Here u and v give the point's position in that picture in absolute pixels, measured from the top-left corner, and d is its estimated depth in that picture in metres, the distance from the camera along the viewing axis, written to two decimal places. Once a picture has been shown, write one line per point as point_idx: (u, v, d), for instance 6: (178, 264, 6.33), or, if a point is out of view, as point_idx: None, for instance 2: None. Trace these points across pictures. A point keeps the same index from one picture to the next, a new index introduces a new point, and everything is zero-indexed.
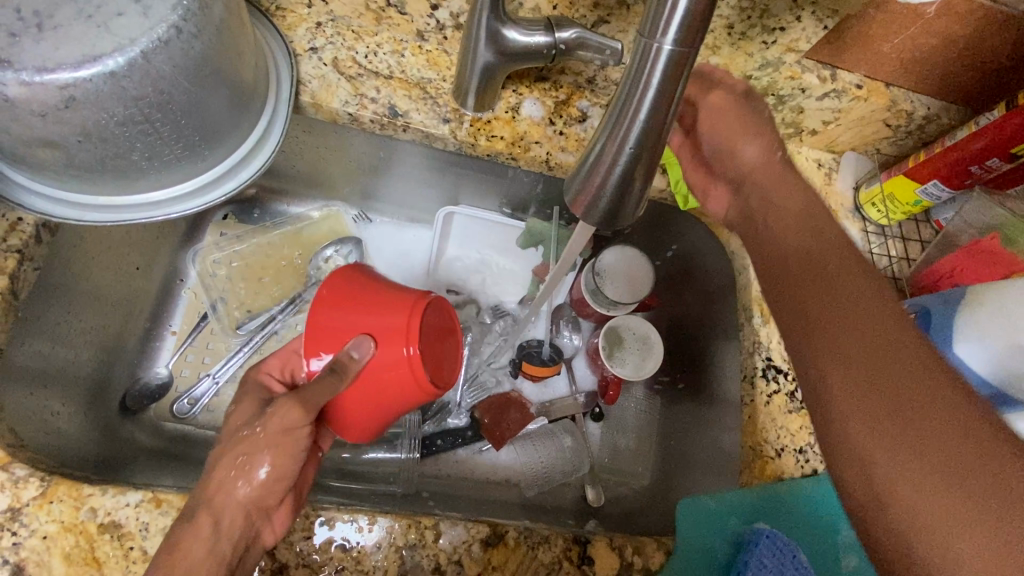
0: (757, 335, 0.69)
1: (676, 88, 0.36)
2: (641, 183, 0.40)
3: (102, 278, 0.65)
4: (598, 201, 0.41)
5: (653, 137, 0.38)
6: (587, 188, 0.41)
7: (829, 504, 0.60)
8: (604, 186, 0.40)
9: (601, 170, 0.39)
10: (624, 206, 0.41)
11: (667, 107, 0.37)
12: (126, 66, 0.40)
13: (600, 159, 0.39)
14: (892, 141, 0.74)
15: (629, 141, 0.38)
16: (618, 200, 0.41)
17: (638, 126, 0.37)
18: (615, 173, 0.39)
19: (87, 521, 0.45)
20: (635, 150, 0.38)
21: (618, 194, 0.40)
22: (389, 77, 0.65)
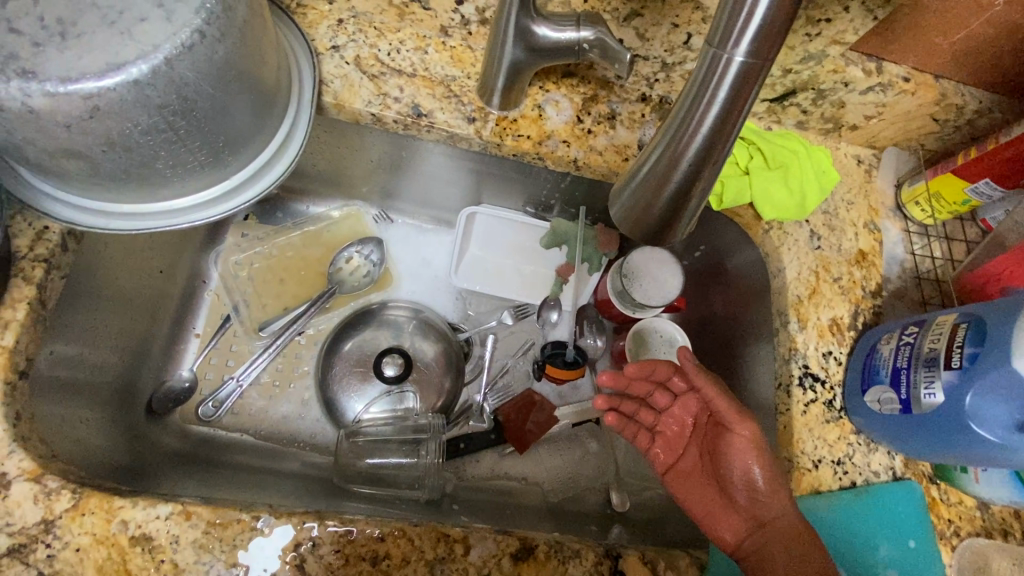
0: (793, 342, 0.64)
1: (741, 103, 0.35)
2: (695, 201, 0.40)
3: (127, 282, 0.65)
4: (648, 215, 0.41)
5: (713, 155, 0.37)
6: (638, 204, 0.41)
7: (868, 520, 0.58)
8: (655, 201, 0.40)
9: (655, 182, 0.39)
10: (676, 222, 0.41)
11: (730, 125, 0.36)
12: (150, 74, 0.39)
13: (655, 175, 0.39)
14: (938, 137, 0.70)
15: (687, 155, 0.37)
16: (668, 216, 0.40)
17: (698, 144, 0.36)
18: (669, 191, 0.39)
19: (119, 534, 0.44)
20: (690, 170, 0.37)
21: (670, 211, 0.40)
22: (412, 75, 0.63)
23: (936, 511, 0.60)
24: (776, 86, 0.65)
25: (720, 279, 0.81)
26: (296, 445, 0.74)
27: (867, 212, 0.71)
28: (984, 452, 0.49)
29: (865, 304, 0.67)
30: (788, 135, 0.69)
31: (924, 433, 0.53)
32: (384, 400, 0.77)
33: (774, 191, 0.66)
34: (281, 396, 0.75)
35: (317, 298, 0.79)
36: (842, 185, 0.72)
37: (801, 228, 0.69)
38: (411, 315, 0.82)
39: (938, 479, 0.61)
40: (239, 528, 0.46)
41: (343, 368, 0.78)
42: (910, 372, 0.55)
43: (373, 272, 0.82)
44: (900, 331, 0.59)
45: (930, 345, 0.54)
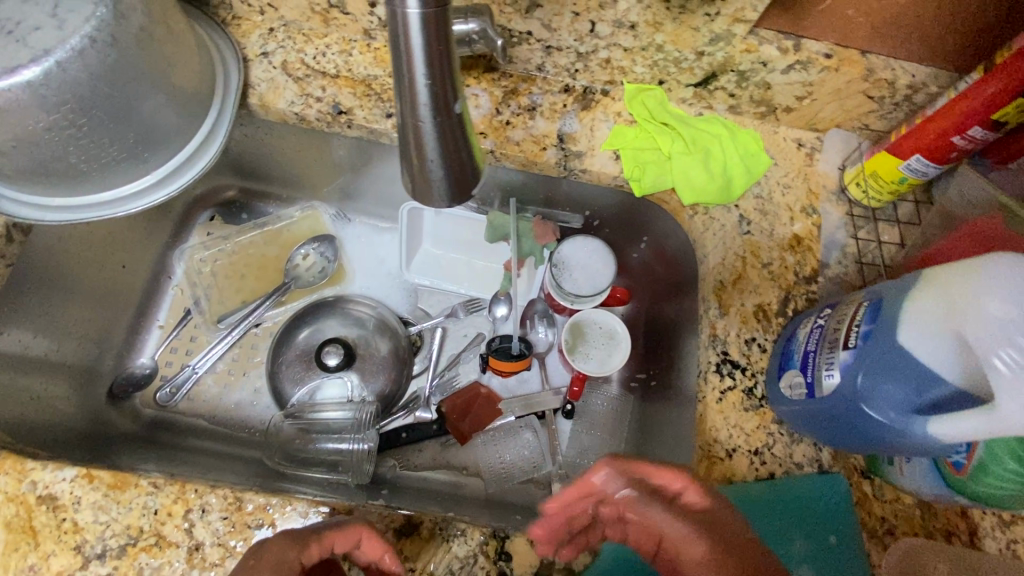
0: (714, 328, 0.62)
1: (444, 49, 0.32)
2: (464, 158, 0.36)
3: (86, 276, 0.72)
4: (429, 186, 0.37)
5: (444, 104, 0.34)
6: (413, 173, 0.37)
7: (784, 514, 0.55)
8: (425, 170, 0.36)
9: (416, 150, 0.35)
10: (458, 187, 0.37)
11: (443, 71, 0.33)
12: (42, 76, 0.44)
13: (410, 138, 0.35)
14: (879, 115, 0.67)
15: (420, 114, 0.34)
16: (446, 180, 0.37)
17: (423, 93, 0.33)
18: (430, 152, 0.35)
19: (28, 493, 0.48)
20: (433, 121, 0.34)
21: (444, 175, 0.36)
22: (335, 76, 0.67)
23: (866, 508, 0.56)
24: (695, 70, 0.65)
25: (666, 269, 0.79)
26: (248, 430, 0.78)
27: (805, 196, 0.69)
28: (882, 436, 0.46)
29: (797, 290, 0.64)
30: (714, 120, 0.69)
31: (829, 418, 0.50)
32: (329, 386, 0.81)
33: (694, 175, 0.65)
34: (235, 383, 0.80)
35: (272, 292, 0.84)
36: (778, 168, 0.70)
37: (730, 213, 0.67)
38: (367, 310, 0.86)
39: (871, 473, 0.58)
40: (136, 492, 0.49)
41: (293, 356, 0.82)
42: (816, 355, 0.52)
43: (327, 268, 0.87)
44: (816, 315, 0.56)
45: (835, 328, 0.51)
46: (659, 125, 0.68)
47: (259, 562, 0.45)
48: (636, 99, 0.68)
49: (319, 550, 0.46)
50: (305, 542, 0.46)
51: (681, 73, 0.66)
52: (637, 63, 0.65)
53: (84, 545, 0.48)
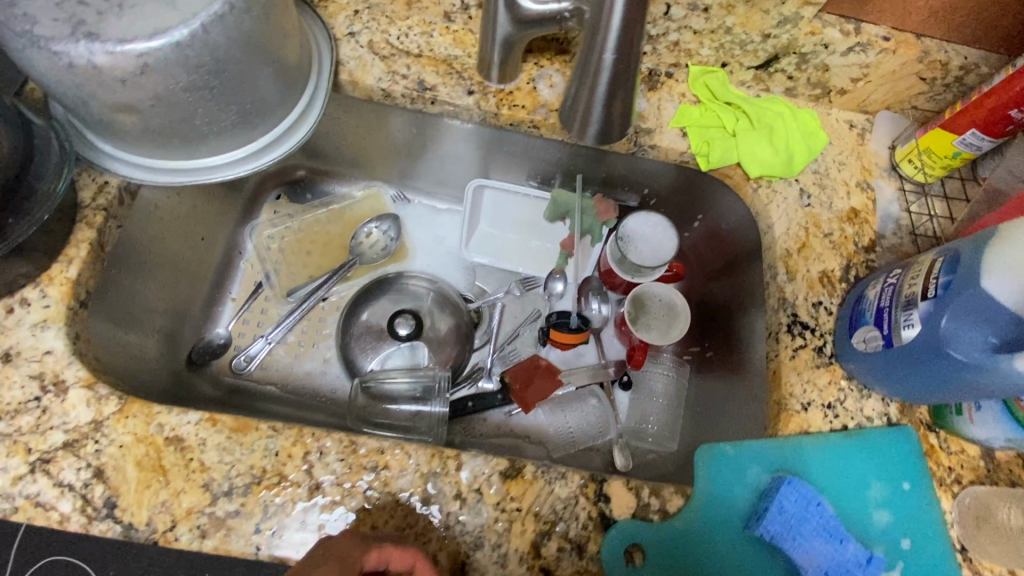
0: (783, 291, 0.66)
1: (635, 22, 0.52)
2: (631, 48, 0.54)
3: (173, 246, 0.75)
4: (588, 126, 0.63)
5: (619, 62, 0.55)
6: (580, 114, 0.63)
7: (862, 461, 0.58)
8: (589, 111, 0.61)
9: (586, 98, 0.61)
10: (629, 35, 0.53)
11: (627, 44, 0.54)
12: (189, 37, 0.47)
13: (589, 88, 0.59)
14: (929, 96, 0.72)
15: (606, 53, 0.54)
16: (601, 122, 0.62)
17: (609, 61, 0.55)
18: (596, 106, 0.61)
19: (155, 434, 0.51)
20: (614, 55, 0.54)
21: (600, 118, 0.62)
22: (418, 55, 0.70)
23: (934, 458, 0.60)
24: (758, 52, 0.69)
25: (720, 245, 0.83)
26: (318, 397, 0.81)
27: (859, 172, 0.73)
28: (962, 377, 0.50)
29: (857, 258, 0.68)
30: (774, 101, 0.73)
31: (908, 365, 0.54)
32: (397, 355, 0.84)
33: (760, 150, 0.70)
34: (305, 354, 0.82)
35: (338, 268, 0.87)
36: (833, 146, 0.74)
37: (791, 187, 0.71)
38: (427, 285, 0.89)
39: (937, 426, 0.61)
40: (256, 435, 0.52)
41: (361, 328, 0.84)
42: (891, 310, 0.56)
43: (390, 246, 0.89)
44: (885, 276, 0.60)
45: (910, 286, 0.55)
46: (723, 104, 0.72)
47: (322, 556, 0.47)
48: (700, 81, 0.72)
49: (377, 558, 0.47)
50: (367, 546, 0.47)
51: (745, 55, 0.70)
52: (705, 45, 0.69)
53: (211, 483, 0.50)
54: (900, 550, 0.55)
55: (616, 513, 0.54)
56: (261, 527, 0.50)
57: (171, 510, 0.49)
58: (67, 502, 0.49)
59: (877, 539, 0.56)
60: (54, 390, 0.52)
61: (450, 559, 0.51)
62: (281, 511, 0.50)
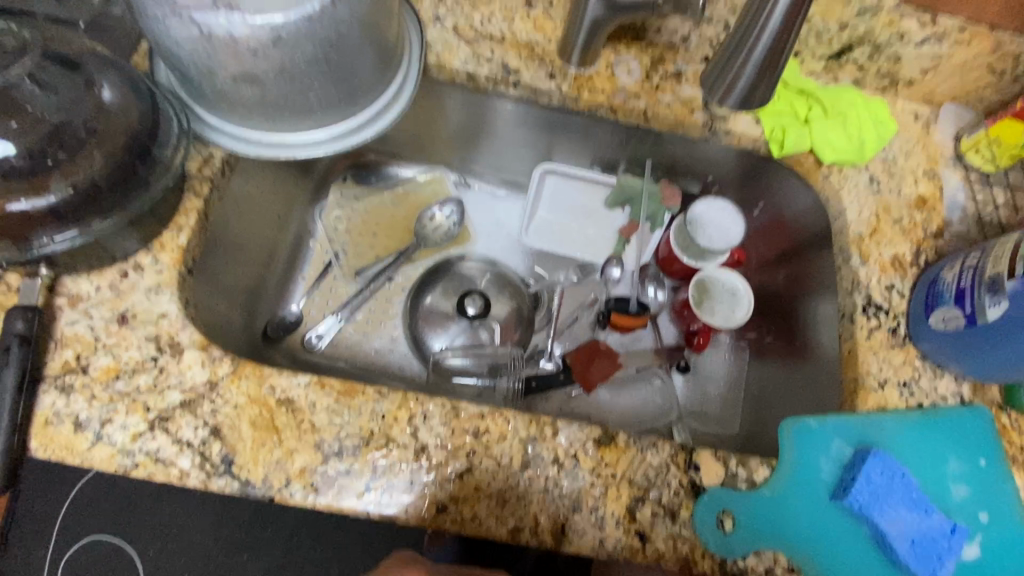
0: (857, 274, 0.67)
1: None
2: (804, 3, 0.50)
3: (255, 222, 0.77)
4: (730, 91, 0.59)
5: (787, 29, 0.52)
6: (726, 81, 0.59)
7: (939, 436, 0.60)
8: (740, 73, 0.57)
9: (739, 61, 0.57)
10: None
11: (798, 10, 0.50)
12: (320, 11, 0.49)
13: (741, 53, 0.56)
14: (995, 89, 0.74)
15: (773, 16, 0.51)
16: (745, 93, 0.59)
17: (774, 23, 0.52)
18: (748, 73, 0.57)
19: (268, 396, 0.53)
20: (780, 23, 0.51)
21: (747, 86, 0.58)
22: (502, 40, 0.72)
23: (1007, 437, 0.62)
24: (833, 42, 0.71)
25: (781, 233, 0.85)
26: (387, 374, 0.83)
27: (925, 162, 0.75)
28: None
29: (926, 244, 0.70)
30: (845, 90, 0.75)
31: (991, 343, 0.56)
32: (462, 334, 0.85)
33: (834, 135, 0.71)
34: (374, 331, 0.85)
35: (404, 250, 0.89)
36: (900, 136, 0.76)
37: (861, 174, 0.73)
38: (485, 269, 0.91)
39: (1008, 407, 0.63)
40: (364, 399, 0.54)
41: (427, 309, 0.86)
42: (974, 290, 0.58)
43: (453, 229, 0.91)
44: (963, 258, 0.62)
45: (993, 267, 0.57)
46: (795, 92, 0.74)
47: None
48: None
49: None
50: None
51: (819, 45, 0.72)
52: None
53: (322, 443, 0.52)
54: (979, 523, 0.57)
55: (706, 482, 0.55)
56: (370, 487, 0.51)
57: (285, 468, 0.51)
58: (186, 459, 0.50)
59: (957, 511, 0.57)
60: (169, 351, 0.53)
61: (551, 522, 0.52)
62: (389, 472, 0.52)
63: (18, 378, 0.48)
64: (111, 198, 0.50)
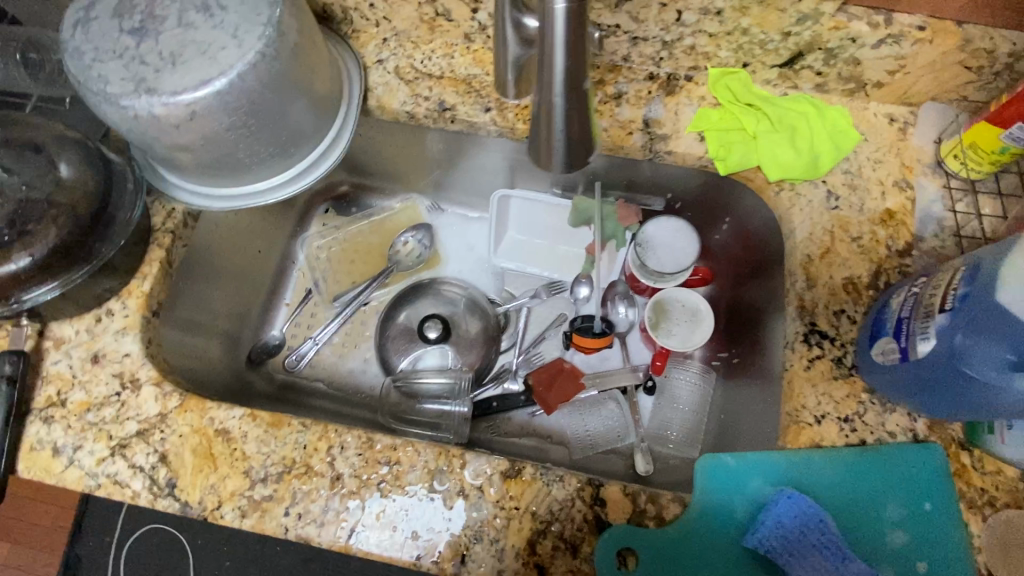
0: (801, 300, 0.64)
1: (577, 61, 0.41)
2: (581, 81, 0.42)
3: (235, 258, 0.85)
4: (552, 152, 0.47)
5: (575, 85, 0.42)
6: (542, 140, 0.46)
7: (877, 476, 0.56)
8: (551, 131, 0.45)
9: (545, 123, 0.45)
10: (574, 71, 0.41)
11: (575, 72, 0.41)
12: (228, 85, 0.54)
13: (543, 109, 0.44)
14: (979, 85, 0.66)
15: (556, 90, 0.42)
16: (567, 149, 0.46)
17: (560, 75, 0.42)
18: (557, 125, 0.45)
19: (208, 426, 0.60)
20: (565, 98, 0.43)
21: (568, 152, 0.46)
22: (440, 77, 0.75)
23: (965, 479, 0.56)
24: (780, 51, 0.67)
25: (748, 249, 0.81)
26: (360, 394, 0.88)
27: (898, 171, 0.68)
28: (982, 393, 0.48)
29: (889, 264, 0.64)
30: (800, 99, 0.70)
31: (927, 379, 0.51)
32: (430, 356, 0.89)
33: (780, 151, 0.68)
34: (349, 354, 0.90)
35: (377, 276, 0.94)
36: (870, 144, 0.70)
37: (817, 189, 0.68)
38: (462, 291, 0.94)
39: (971, 445, 0.57)
40: (289, 430, 0.60)
41: (396, 331, 0.91)
42: (910, 321, 0.53)
43: (424, 254, 0.96)
44: (909, 285, 0.57)
45: (931, 296, 0.52)
46: (744, 106, 0.71)
47: None
48: (720, 83, 0.71)
49: None
50: None
51: (766, 55, 0.68)
52: (722, 48, 0.68)
53: (251, 470, 0.58)
54: (915, 572, 0.53)
55: (611, 517, 0.56)
56: (289, 512, 0.57)
57: (218, 491, 0.58)
58: (138, 481, 0.58)
59: (889, 560, 0.54)
60: (130, 387, 0.62)
61: (451, 550, 0.55)
62: (307, 498, 0.57)
63: (7, 413, 0.58)
64: (80, 253, 0.59)
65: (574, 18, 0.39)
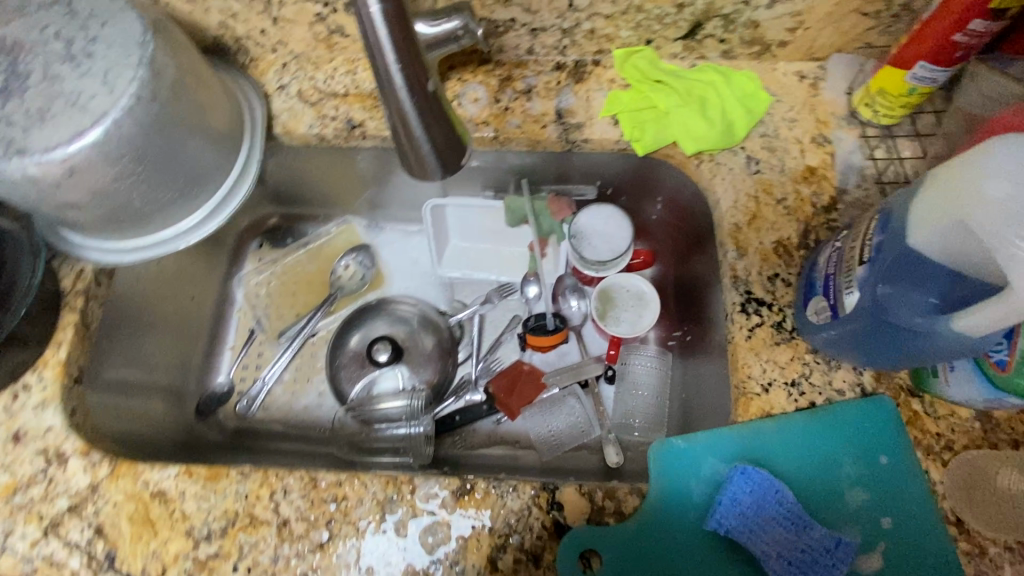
0: (734, 270, 0.63)
1: (411, 59, 0.39)
2: (424, 80, 0.40)
3: (166, 309, 0.81)
4: (422, 161, 0.44)
5: (418, 85, 0.40)
6: (408, 150, 0.43)
7: (830, 438, 0.55)
8: (414, 136, 0.42)
9: (402, 127, 0.42)
10: (413, 69, 0.39)
11: (412, 71, 0.40)
12: (104, 135, 0.51)
13: (398, 117, 0.42)
14: (879, 31, 0.66)
15: (402, 93, 0.40)
16: (435, 152, 0.43)
17: (399, 78, 0.39)
18: (417, 127, 0.42)
19: (142, 490, 0.57)
20: (412, 100, 0.40)
21: (438, 157, 0.43)
22: (345, 95, 0.73)
23: (919, 426, 0.55)
24: (679, 24, 0.66)
25: (684, 224, 0.80)
26: (319, 429, 0.85)
27: (814, 127, 0.68)
28: (911, 339, 0.47)
29: (816, 221, 0.64)
30: (707, 69, 0.70)
31: (854, 333, 0.51)
32: (386, 380, 0.87)
33: (692, 125, 0.68)
34: (302, 389, 0.88)
35: (321, 304, 0.91)
36: (783, 104, 0.69)
37: (736, 156, 0.67)
38: (416, 308, 0.91)
39: (920, 391, 0.56)
40: (227, 481, 0.57)
41: (347, 359, 0.89)
42: (835, 276, 0.52)
43: (367, 274, 0.93)
44: (832, 240, 0.56)
45: (850, 248, 0.51)
46: (653, 83, 0.70)
47: None
48: (626, 63, 0.70)
49: None
50: None
51: (666, 29, 0.67)
52: (621, 28, 0.67)
53: (193, 529, 0.56)
54: (880, 530, 0.52)
55: (570, 520, 0.54)
56: (238, 567, 0.54)
57: (161, 556, 0.55)
58: (75, 559, 0.55)
59: (853, 521, 0.52)
60: (56, 461, 0.59)
61: None
62: (255, 549, 0.55)
63: None
64: None
65: (393, 17, 0.38)
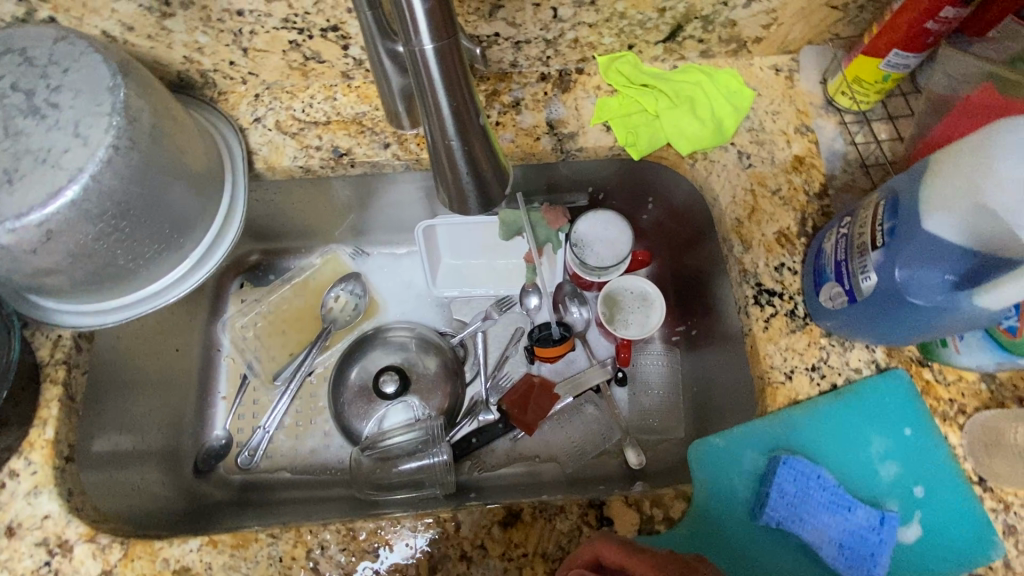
0: (742, 263, 0.64)
1: (460, 95, 0.41)
2: (470, 112, 0.42)
3: (149, 366, 0.76)
4: (463, 191, 0.45)
5: (466, 122, 0.42)
6: (447, 179, 0.45)
7: (857, 419, 0.57)
8: (456, 168, 0.44)
9: (444, 156, 0.44)
10: (460, 104, 0.41)
11: (463, 107, 0.41)
12: (81, 192, 0.47)
13: (442, 149, 0.43)
14: (847, 22, 0.69)
15: (449, 131, 0.42)
16: (476, 179, 0.45)
17: (449, 115, 0.41)
18: (461, 156, 0.43)
19: (164, 569, 0.53)
20: (461, 139, 0.42)
21: (478, 183, 0.45)
22: (327, 122, 0.70)
23: (933, 394, 0.58)
24: (660, 27, 0.67)
25: (677, 221, 0.82)
26: (329, 471, 0.82)
27: (795, 117, 0.70)
28: (936, 318, 0.48)
29: (811, 208, 0.66)
30: (689, 70, 0.72)
31: (873, 317, 0.52)
32: (398, 411, 0.84)
33: (683, 125, 0.69)
34: (305, 432, 0.84)
35: (315, 339, 0.87)
36: (764, 97, 0.71)
37: (727, 152, 0.69)
38: (410, 334, 0.88)
39: (929, 360, 0.59)
40: (258, 546, 0.53)
41: (351, 395, 0.85)
42: (848, 263, 0.54)
43: (359, 304, 0.89)
44: (837, 225, 0.58)
45: (860, 234, 0.53)
46: (640, 87, 0.71)
47: None
48: (610, 70, 0.71)
49: None
50: None
51: (648, 33, 0.68)
52: (604, 36, 0.67)
53: None
54: (912, 501, 0.55)
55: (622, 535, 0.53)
56: None
57: None
58: None
59: (887, 495, 0.55)
60: (60, 552, 0.53)
61: None
62: None
63: None
64: None
65: (448, 55, 0.39)
